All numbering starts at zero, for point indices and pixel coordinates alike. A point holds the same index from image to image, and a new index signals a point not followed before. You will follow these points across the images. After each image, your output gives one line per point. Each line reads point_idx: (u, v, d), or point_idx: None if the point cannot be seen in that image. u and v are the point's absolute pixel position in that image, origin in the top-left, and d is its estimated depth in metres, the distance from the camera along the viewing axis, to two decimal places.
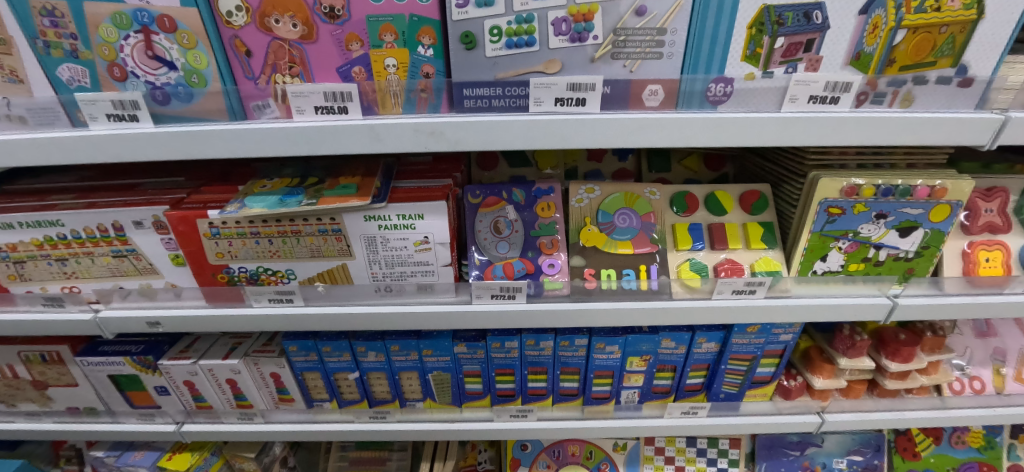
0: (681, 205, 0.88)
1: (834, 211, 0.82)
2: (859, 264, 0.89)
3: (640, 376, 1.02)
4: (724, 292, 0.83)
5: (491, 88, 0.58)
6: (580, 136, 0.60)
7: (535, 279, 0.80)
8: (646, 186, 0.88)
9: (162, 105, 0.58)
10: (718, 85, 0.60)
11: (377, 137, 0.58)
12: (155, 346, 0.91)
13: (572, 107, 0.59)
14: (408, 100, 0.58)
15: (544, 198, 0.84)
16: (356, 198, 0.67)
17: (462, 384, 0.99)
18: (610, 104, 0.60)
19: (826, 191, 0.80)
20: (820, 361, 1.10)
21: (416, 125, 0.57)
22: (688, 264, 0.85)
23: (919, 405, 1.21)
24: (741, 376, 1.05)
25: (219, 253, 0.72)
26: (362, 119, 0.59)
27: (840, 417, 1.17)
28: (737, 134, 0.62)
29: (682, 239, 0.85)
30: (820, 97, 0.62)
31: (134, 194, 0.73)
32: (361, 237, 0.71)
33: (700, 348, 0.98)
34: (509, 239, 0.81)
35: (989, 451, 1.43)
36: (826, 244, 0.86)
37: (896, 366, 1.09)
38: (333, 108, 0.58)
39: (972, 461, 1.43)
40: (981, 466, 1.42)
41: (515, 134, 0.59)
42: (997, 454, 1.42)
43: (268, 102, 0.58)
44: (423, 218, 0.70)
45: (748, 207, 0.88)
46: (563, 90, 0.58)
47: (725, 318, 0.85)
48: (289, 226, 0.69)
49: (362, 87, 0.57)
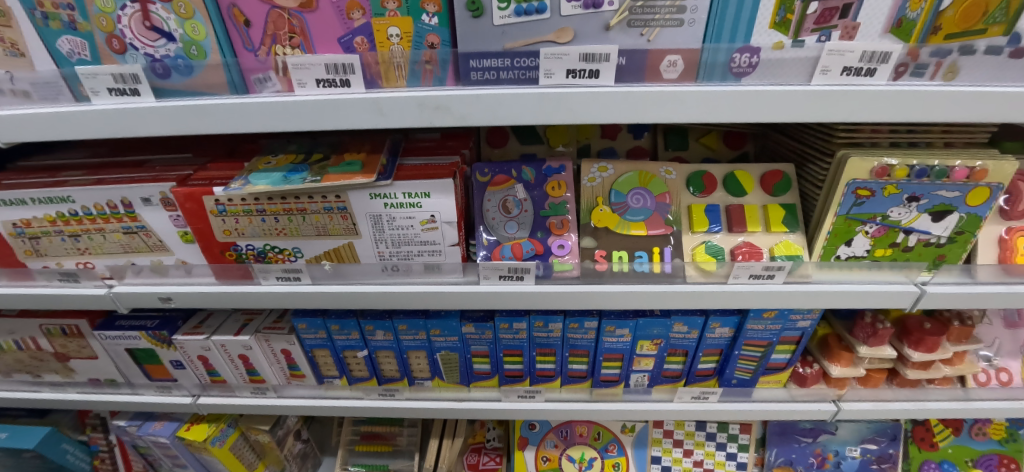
0: (698, 185, 0.84)
1: (863, 193, 0.78)
2: (885, 250, 0.85)
3: (651, 360, 1.00)
4: (741, 276, 0.80)
5: (500, 59, 0.55)
6: (591, 112, 0.57)
7: (544, 261, 0.78)
8: (662, 165, 0.84)
9: (163, 79, 0.56)
10: (743, 55, 0.56)
11: (381, 111, 0.56)
12: (170, 321, 0.92)
13: (584, 79, 0.56)
14: (413, 73, 0.56)
15: (554, 177, 0.81)
16: (361, 175, 0.65)
17: (469, 364, 0.99)
18: (626, 76, 0.57)
19: (855, 171, 0.76)
20: (839, 349, 1.07)
21: (420, 99, 0.55)
22: (704, 247, 0.82)
23: (940, 396, 1.19)
24: (755, 362, 1.03)
25: (226, 231, 0.71)
26: (365, 92, 0.56)
27: (857, 406, 1.15)
28: (759, 109, 0.58)
29: (698, 221, 0.82)
30: (854, 68, 0.58)
31: (142, 171, 0.73)
32: (367, 215, 0.70)
33: (713, 332, 0.96)
34: (518, 219, 0.79)
35: (1010, 443, 1.40)
36: (852, 228, 0.82)
37: (919, 356, 1.06)
38: (335, 80, 0.56)
39: (991, 452, 1.40)
40: (1001, 458, 1.39)
41: (524, 108, 0.56)
42: (1018, 447, 1.39)
43: (270, 75, 0.56)
44: (429, 196, 0.69)
45: (770, 188, 0.85)
46: (575, 61, 0.54)
47: (741, 303, 0.83)
48: (295, 204, 0.68)
49: (364, 59, 0.54)
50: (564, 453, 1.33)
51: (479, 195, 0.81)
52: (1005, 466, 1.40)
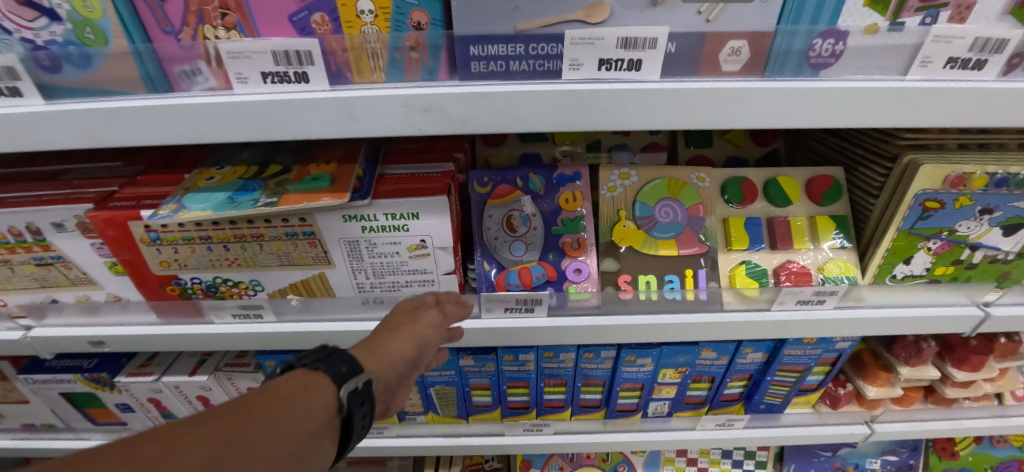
0: (736, 194, 0.71)
1: (931, 206, 0.66)
2: (947, 267, 0.73)
3: (673, 388, 0.89)
4: (787, 302, 0.69)
5: (510, 45, 0.41)
6: (628, 114, 0.44)
7: (557, 288, 0.65)
8: (693, 170, 0.71)
9: (52, 73, 0.41)
10: (826, 40, 0.43)
11: (353, 115, 0.42)
12: (111, 360, 0.78)
13: (621, 72, 0.42)
14: (393, 63, 0.42)
15: (568, 187, 0.68)
16: (330, 195, 0.50)
17: (468, 397, 0.86)
18: (674, 67, 0.43)
19: (927, 179, 0.64)
20: (876, 369, 0.96)
21: (405, 99, 0.41)
22: (744, 268, 0.69)
23: (976, 413, 1.10)
24: (787, 387, 0.92)
25: (163, 262, 0.57)
26: (330, 90, 0.42)
27: (891, 427, 1.05)
28: (836, 108, 0.46)
29: (738, 237, 0.70)
30: (960, 60, 0.45)
31: (54, 187, 0.58)
32: (341, 241, 0.56)
33: (744, 358, 0.85)
34: (525, 238, 0.66)
35: None
36: (913, 243, 0.70)
37: (962, 375, 0.97)
38: (288, 74, 0.41)
39: (1012, 459, 1.34)
40: (1022, 464, 1.33)
41: (542, 110, 0.43)
42: None
43: (199, 67, 0.41)
44: (418, 217, 0.55)
45: (818, 196, 0.72)
46: (612, 48, 0.41)
47: (785, 332, 0.71)
48: (248, 229, 0.54)
49: (326, 44, 0.40)
50: None
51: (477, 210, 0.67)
52: None
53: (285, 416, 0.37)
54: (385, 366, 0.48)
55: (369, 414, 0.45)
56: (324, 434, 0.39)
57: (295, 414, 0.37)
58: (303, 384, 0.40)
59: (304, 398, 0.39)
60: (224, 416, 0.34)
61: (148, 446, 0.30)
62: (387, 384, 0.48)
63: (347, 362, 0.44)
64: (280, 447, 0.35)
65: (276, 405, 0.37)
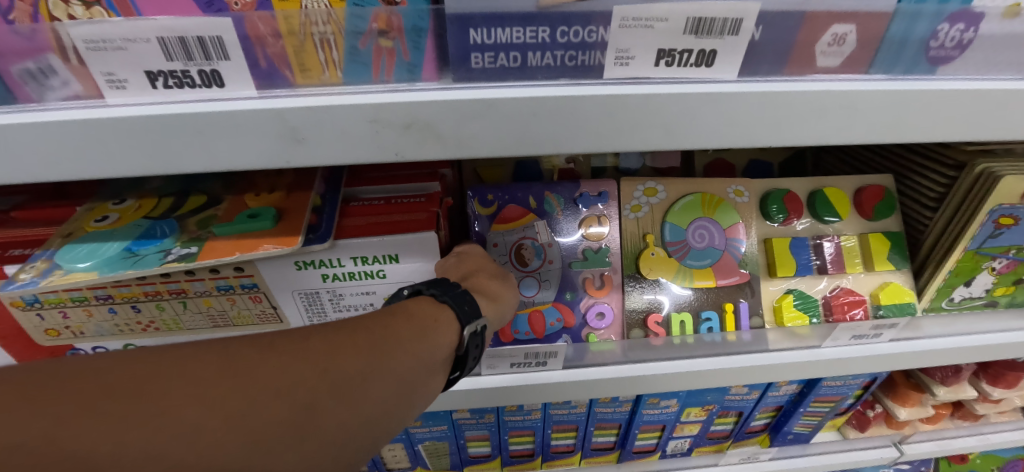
0: (781, 207, 0.60)
1: (1004, 222, 0.56)
2: (1009, 287, 0.65)
3: (697, 425, 0.78)
4: (841, 338, 0.58)
5: (527, 29, 0.28)
6: (691, 127, 0.31)
7: (574, 334, 0.56)
8: (729, 183, 0.60)
9: None
10: (954, 26, 0.32)
11: (297, 136, 0.28)
12: None
13: (686, 68, 0.30)
14: (354, 55, 0.28)
15: (591, 210, 0.56)
16: (272, 240, 0.36)
17: (463, 450, 0.74)
18: (755, 61, 0.31)
19: (1006, 193, 0.54)
20: (908, 390, 0.87)
21: (375, 111, 0.28)
22: (791, 299, 0.59)
23: (1004, 427, 1.03)
24: (819, 416, 0.83)
25: (50, 331, 0.42)
26: (258, 97, 0.28)
27: (921, 448, 0.97)
28: (957, 115, 0.35)
29: (782, 263, 0.59)
30: None
31: None
32: (294, 294, 0.42)
33: (777, 390, 0.75)
34: (538, 274, 0.55)
35: None
36: (979, 264, 0.60)
37: (999, 393, 0.89)
38: (191, 73, 0.27)
39: (1018, 458, 1.37)
40: None
41: (573, 125, 0.30)
42: None
43: (51, 64, 0.27)
44: (397, 261, 0.42)
45: (871, 210, 0.62)
46: (677, 33, 0.28)
47: (837, 372, 0.60)
48: (163, 285, 0.39)
49: (246, 27, 0.26)
50: None
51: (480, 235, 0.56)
52: None
53: (419, 339, 0.33)
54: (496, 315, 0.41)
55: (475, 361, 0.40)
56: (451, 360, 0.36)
57: (428, 338, 0.33)
58: (429, 311, 0.35)
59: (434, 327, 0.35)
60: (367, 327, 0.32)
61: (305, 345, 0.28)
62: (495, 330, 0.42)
63: (468, 301, 0.37)
64: (413, 369, 0.32)
65: (410, 326, 0.33)
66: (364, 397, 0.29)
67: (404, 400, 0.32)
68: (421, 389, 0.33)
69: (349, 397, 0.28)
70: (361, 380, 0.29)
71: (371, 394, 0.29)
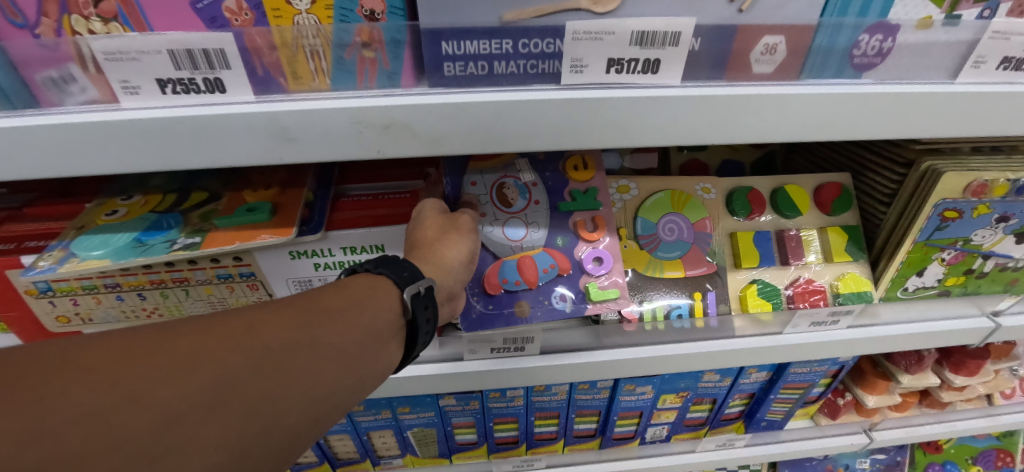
0: (743, 204, 0.64)
1: (950, 215, 0.61)
2: (958, 277, 0.69)
3: (674, 412, 0.83)
4: (801, 325, 0.63)
5: (493, 41, 0.32)
6: (641, 128, 0.35)
7: (571, 283, 0.56)
8: (697, 181, 0.65)
9: None
10: (873, 37, 0.36)
11: (288, 136, 0.32)
12: None
13: (634, 75, 0.34)
14: (340, 65, 0.32)
15: (572, 153, 0.59)
16: (270, 231, 0.40)
17: (450, 437, 0.77)
18: (697, 69, 0.35)
19: (949, 188, 0.58)
20: (875, 378, 0.92)
21: (358, 113, 0.32)
22: (756, 288, 0.63)
23: (969, 414, 1.09)
24: (790, 403, 0.87)
25: (61, 317, 0.45)
26: (255, 102, 0.32)
27: (890, 435, 1.02)
28: (884, 117, 0.39)
29: (746, 254, 0.63)
30: (1016, 59, 0.39)
31: None
32: (289, 282, 0.46)
33: (748, 378, 0.79)
34: (524, 214, 0.56)
35: (1007, 439, 1.54)
36: (928, 255, 0.65)
37: (961, 380, 0.94)
38: (196, 80, 0.31)
39: (990, 449, 1.53)
40: (999, 452, 1.53)
41: (536, 125, 0.34)
42: (1013, 442, 1.54)
43: (72, 73, 0.30)
44: (383, 251, 0.46)
45: (829, 206, 0.66)
46: (625, 45, 0.32)
47: (798, 357, 0.65)
48: (167, 274, 0.43)
49: (245, 41, 0.29)
50: None
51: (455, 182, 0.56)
52: (1001, 461, 1.52)
53: (354, 313, 0.36)
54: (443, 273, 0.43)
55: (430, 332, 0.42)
56: (394, 334, 0.38)
57: (366, 308, 0.36)
58: (368, 285, 0.39)
59: (374, 295, 0.38)
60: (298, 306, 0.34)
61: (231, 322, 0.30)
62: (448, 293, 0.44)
63: (408, 268, 0.40)
64: (349, 341, 0.34)
65: (345, 300, 0.36)
66: (298, 368, 0.31)
67: (337, 373, 0.33)
68: (359, 362, 0.35)
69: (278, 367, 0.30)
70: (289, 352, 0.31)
71: (300, 367, 0.31)
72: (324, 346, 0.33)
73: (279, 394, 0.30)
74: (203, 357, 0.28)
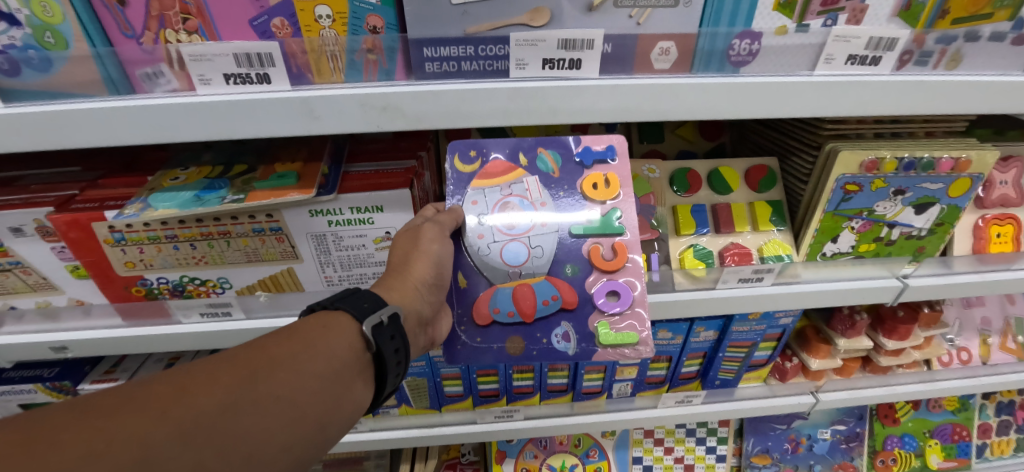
0: (683, 183, 0.78)
1: (851, 188, 0.73)
2: (870, 244, 0.82)
3: (634, 368, 0.95)
4: (730, 281, 0.75)
5: (461, 47, 0.45)
6: (570, 109, 0.48)
7: (576, 322, 0.60)
8: (645, 163, 0.79)
9: (11, 77, 0.42)
10: (743, 41, 0.49)
11: (313, 114, 0.45)
12: (74, 368, 0.76)
13: (564, 70, 0.47)
14: (352, 64, 0.45)
15: (594, 168, 0.62)
16: (296, 191, 0.53)
17: (440, 388, 0.90)
18: (612, 66, 0.48)
19: (846, 165, 0.71)
20: (817, 342, 1.04)
21: (364, 98, 0.44)
22: (692, 251, 0.76)
23: (910, 379, 1.21)
24: (738, 362, 0.99)
25: (129, 263, 0.58)
26: (291, 90, 0.45)
27: (834, 396, 1.14)
28: (761, 102, 0.52)
29: (685, 222, 0.76)
30: (859, 56, 0.52)
31: (10, 192, 0.57)
32: (308, 235, 0.58)
33: (698, 337, 0.92)
34: (529, 237, 0.60)
35: (962, 412, 1.55)
36: (839, 224, 0.78)
37: (893, 344, 1.05)
38: (250, 75, 0.44)
39: (946, 422, 1.54)
40: (954, 426, 1.54)
41: (493, 108, 0.47)
42: (968, 414, 1.56)
43: (161, 69, 0.43)
44: (382, 211, 0.58)
45: (756, 184, 0.80)
46: (554, 48, 0.45)
47: (729, 308, 0.77)
48: (214, 227, 0.55)
49: (287, 47, 0.42)
50: (544, 463, 1.32)
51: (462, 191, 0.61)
52: (957, 433, 1.54)
53: (297, 362, 0.45)
54: (406, 298, 0.55)
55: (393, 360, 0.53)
56: (333, 381, 0.47)
57: (311, 357, 0.46)
58: (325, 324, 0.50)
59: (325, 335, 0.49)
60: (246, 362, 0.43)
61: (187, 383, 0.39)
62: (418, 317, 0.56)
63: (368, 300, 0.53)
64: (291, 390, 0.43)
65: (290, 352, 0.45)
66: (244, 419, 0.40)
67: (280, 421, 0.42)
68: (299, 409, 0.44)
69: (228, 418, 0.39)
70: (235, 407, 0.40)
71: (245, 418, 0.40)
72: (268, 396, 0.42)
73: (247, 439, 0.40)
74: (160, 418, 0.36)
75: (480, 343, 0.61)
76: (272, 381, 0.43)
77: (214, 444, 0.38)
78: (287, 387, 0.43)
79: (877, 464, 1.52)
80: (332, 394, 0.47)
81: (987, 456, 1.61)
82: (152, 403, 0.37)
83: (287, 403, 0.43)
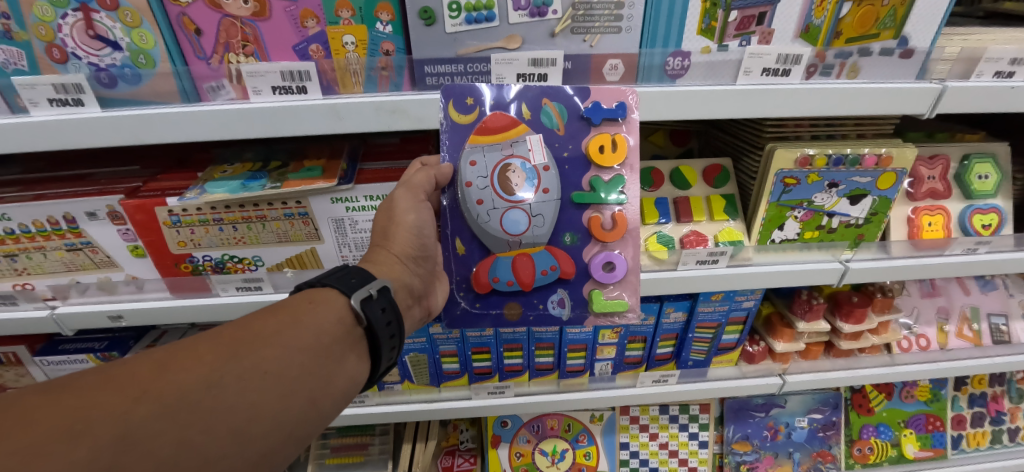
0: (647, 180, 0.92)
1: (790, 182, 0.86)
2: (814, 232, 0.94)
3: (613, 348, 1.06)
4: (689, 262, 0.87)
5: (453, 65, 0.60)
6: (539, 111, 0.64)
7: (570, 290, 0.69)
8: None
9: (108, 88, 0.57)
10: (676, 58, 0.63)
11: (338, 116, 0.58)
12: (120, 342, 0.87)
13: (533, 82, 0.63)
14: (369, 79, 0.59)
15: (604, 129, 0.64)
16: (322, 180, 0.66)
17: (439, 364, 1.01)
18: (571, 78, 0.64)
19: (782, 162, 0.84)
20: (781, 326, 1.15)
21: (378, 104, 0.58)
22: (656, 237, 0.89)
23: (872, 363, 1.30)
24: (707, 343, 1.10)
25: (181, 242, 0.70)
26: (322, 98, 0.59)
27: (800, 377, 1.24)
28: (696, 106, 0.64)
29: (649, 213, 0.90)
30: (772, 69, 0.65)
31: (86, 185, 0.70)
32: (329, 219, 0.70)
33: (669, 318, 1.03)
34: (529, 206, 0.64)
35: (935, 403, 1.54)
36: (783, 213, 0.90)
37: (850, 327, 1.16)
38: (291, 87, 0.58)
39: (920, 413, 1.54)
40: (928, 416, 1.54)
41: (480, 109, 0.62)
42: (941, 405, 1.54)
43: (222, 83, 0.57)
44: None
45: (711, 180, 0.92)
46: (525, 65, 0.62)
47: (691, 287, 0.89)
48: (254, 211, 0.68)
49: (320, 66, 0.57)
50: (537, 448, 1.42)
51: (460, 139, 0.63)
52: (931, 424, 1.54)
53: (283, 338, 0.52)
54: (393, 273, 0.64)
55: (381, 331, 0.61)
56: (319, 355, 0.54)
57: (297, 333, 0.53)
58: (314, 298, 0.58)
59: (313, 311, 0.56)
60: (238, 337, 0.50)
61: (181, 356, 0.46)
62: (411, 289, 0.66)
63: (356, 276, 0.61)
64: (277, 363, 0.50)
65: (276, 329, 0.52)
66: (232, 389, 0.47)
67: (267, 390, 0.49)
68: (286, 381, 0.50)
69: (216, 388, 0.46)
70: (222, 378, 0.46)
71: (231, 389, 0.47)
72: (255, 368, 0.49)
73: (237, 407, 0.46)
74: (151, 389, 0.43)
75: (479, 309, 0.70)
76: (259, 355, 0.50)
77: (204, 415, 0.44)
78: (272, 363, 0.50)
79: (854, 453, 1.53)
80: (318, 369, 0.53)
81: (963, 448, 1.58)
82: (146, 376, 0.44)
83: (275, 376, 0.50)
